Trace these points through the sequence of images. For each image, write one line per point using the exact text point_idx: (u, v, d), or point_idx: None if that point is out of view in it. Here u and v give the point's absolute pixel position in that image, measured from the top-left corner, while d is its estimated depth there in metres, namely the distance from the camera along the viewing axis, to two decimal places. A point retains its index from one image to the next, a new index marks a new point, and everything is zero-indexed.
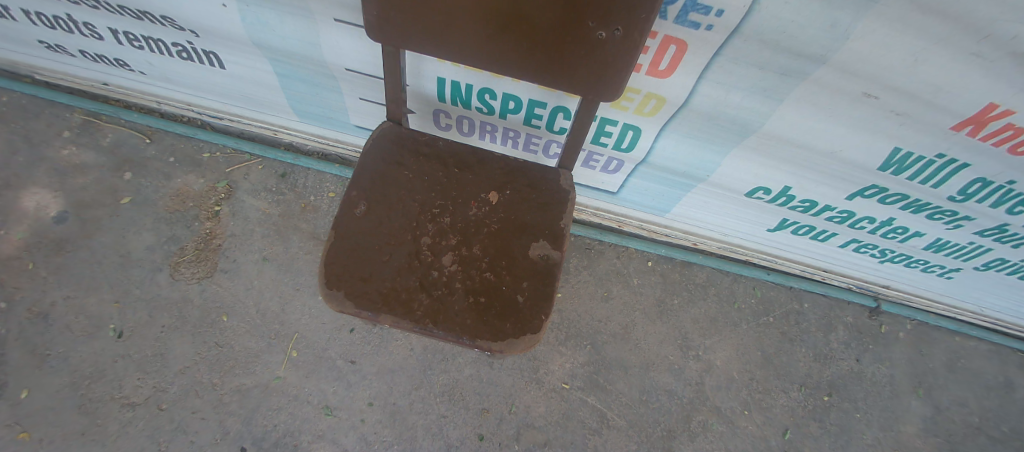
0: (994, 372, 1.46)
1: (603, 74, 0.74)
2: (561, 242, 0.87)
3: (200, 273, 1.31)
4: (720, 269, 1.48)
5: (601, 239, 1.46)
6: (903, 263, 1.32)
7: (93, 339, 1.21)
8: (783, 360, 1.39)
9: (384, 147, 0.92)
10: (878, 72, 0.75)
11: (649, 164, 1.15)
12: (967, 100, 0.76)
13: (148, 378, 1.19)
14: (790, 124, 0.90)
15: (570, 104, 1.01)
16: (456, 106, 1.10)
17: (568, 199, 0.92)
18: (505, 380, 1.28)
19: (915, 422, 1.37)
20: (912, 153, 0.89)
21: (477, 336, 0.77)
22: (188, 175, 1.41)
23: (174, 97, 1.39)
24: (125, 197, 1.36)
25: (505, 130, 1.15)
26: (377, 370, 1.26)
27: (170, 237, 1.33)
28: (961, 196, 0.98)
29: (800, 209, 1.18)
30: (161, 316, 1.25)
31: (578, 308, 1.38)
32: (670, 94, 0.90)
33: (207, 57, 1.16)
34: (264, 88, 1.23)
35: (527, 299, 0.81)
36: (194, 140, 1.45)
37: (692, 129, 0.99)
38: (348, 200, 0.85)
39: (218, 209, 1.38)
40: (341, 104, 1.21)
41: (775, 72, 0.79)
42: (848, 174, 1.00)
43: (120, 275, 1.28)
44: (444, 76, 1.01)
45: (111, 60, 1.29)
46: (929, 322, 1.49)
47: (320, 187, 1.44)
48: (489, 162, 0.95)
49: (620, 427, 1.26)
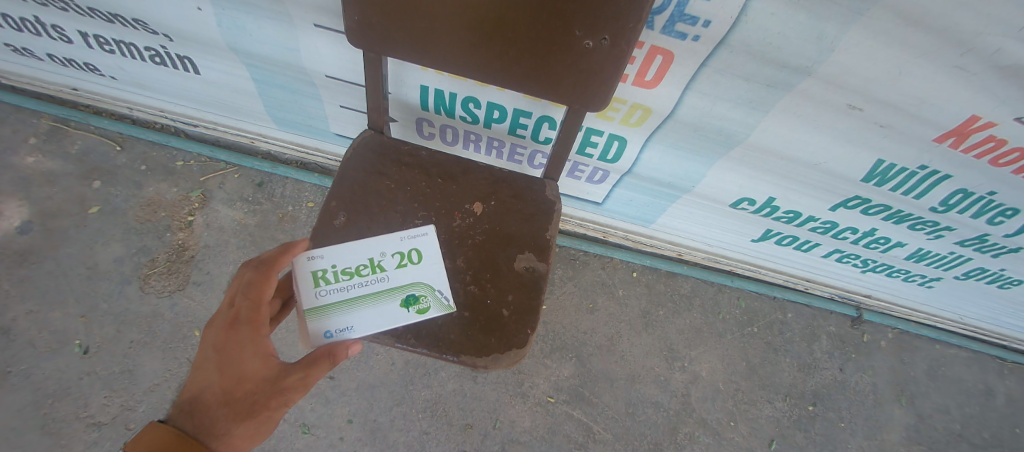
0: (974, 380, 1.48)
1: (590, 84, 0.73)
2: (547, 254, 0.85)
3: (172, 285, 1.25)
4: (706, 279, 1.48)
5: (586, 249, 1.45)
6: (885, 273, 1.33)
7: (57, 356, 1.15)
8: (768, 371, 1.39)
9: (365, 156, 0.89)
10: (862, 84, 0.75)
11: (635, 175, 1.14)
12: (950, 112, 0.76)
13: (116, 396, 1.14)
14: (774, 135, 0.90)
15: (555, 114, 0.99)
16: (439, 115, 1.08)
17: (554, 209, 0.90)
18: (489, 394, 1.25)
19: (899, 431, 1.37)
20: (895, 164, 0.90)
21: (460, 351, 0.74)
22: (161, 184, 1.36)
23: (146, 102, 1.34)
24: (93, 207, 1.31)
25: (489, 139, 1.13)
26: (356, 386, 1.21)
27: (140, 248, 1.28)
28: (942, 206, 0.99)
29: (784, 220, 1.18)
30: (129, 331, 1.20)
31: (563, 320, 1.36)
32: (657, 104, 0.89)
33: (181, 62, 1.12)
34: (241, 94, 1.19)
35: (513, 312, 0.79)
36: (167, 148, 1.40)
37: (678, 140, 0.98)
38: (326, 211, 0.82)
39: (192, 219, 1.33)
40: (320, 112, 1.18)
41: (760, 83, 0.79)
42: (831, 185, 1.00)
43: (87, 288, 1.22)
44: (427, 84, 0.99)
45: (80, 65, 1.24)
46: (910, 331, 1.51)
47: (299, 197, 1.40)
48: (474, 172, 0.92)
49: (607, 441, 1.24)
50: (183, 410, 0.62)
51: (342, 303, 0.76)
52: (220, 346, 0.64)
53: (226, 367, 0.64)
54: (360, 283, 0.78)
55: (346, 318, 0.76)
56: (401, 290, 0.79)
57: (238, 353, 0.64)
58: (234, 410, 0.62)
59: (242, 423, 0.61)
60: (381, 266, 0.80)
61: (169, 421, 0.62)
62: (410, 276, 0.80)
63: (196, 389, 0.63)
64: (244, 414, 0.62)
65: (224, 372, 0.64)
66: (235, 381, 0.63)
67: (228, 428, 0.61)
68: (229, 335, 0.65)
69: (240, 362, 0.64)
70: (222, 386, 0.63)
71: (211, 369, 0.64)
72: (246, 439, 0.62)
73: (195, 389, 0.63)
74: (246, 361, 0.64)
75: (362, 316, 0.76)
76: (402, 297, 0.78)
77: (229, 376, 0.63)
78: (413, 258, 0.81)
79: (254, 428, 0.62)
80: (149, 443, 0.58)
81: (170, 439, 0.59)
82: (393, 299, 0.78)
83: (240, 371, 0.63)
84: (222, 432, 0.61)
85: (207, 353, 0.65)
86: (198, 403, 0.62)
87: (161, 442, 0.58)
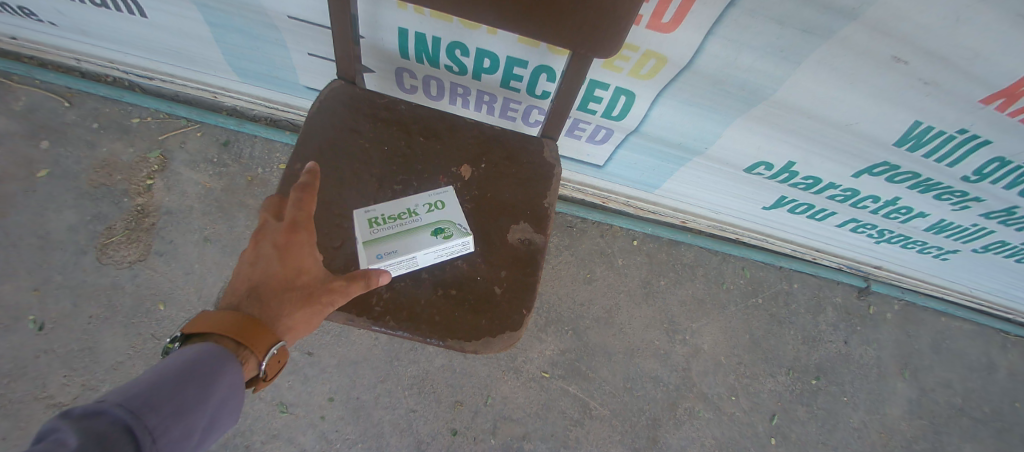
0: (977, 354, 1.44)
1: (598, 25, 0.61)
2: (545, 225, 0.76)
3: (133, 256, 1.15)
4: (710, 248, 1.40)
5: (584, 216, 1.36)
6: (900, 244, 1.26)
7: (10, 333, 1.06)
8: (771, 344, 1.34)
9: (334, 110, 0.77)
10: (913, 31, 0.64)
11: (641, 134, 1.03)
12: (1008, 67, 0.66)
13: (77, 375, 1.05)
14: (802, 90, 0.79)
15: (555, 63, 0.87)
16: (422, 64, 0.95)
17: (553, 174, 0.80)
18: (480, 370, 1.18)
19: (900, 405, 1.35)
20: (933, 127, 0.80)
21: (447, 335, 0.66)
22: (115, 143, 1.23)
23: (93, 52, 1.19)
24: (42, 170, 1.18)
25: (479, 93, 1.00)
26: (338, 362, 1.14)
27: (96, 215, 1.17)
28: (975, 175, 0.90)
29: (801, 187, 1.09)
30: (88, 306, 1.10)
31: (559, 292, 1.28)
32: (673, 53, 0.78)
33: (124, 3, 0.97)
34: (196, 40, 1.05)
35: (506, 291, 0.70)
36: (122, 104, 1.26)
37: (692, 96, 0.87)
38: (289, 174, 0.71)
39: (151, 183, 1.21)
40: (287, 60, 1.04)
41: (795, 28, 0.68)
42: (859, 150, 0.90)
43: (39, 260, 1.12)
44: (406, 27, 0.85)
45: (12, 8, 1.08)
46: (917, 303, 1.46)
47: (270, 158, 1.28)
48: (460, 129, 0.81)
49: (603, 417, 1.20)
50: (239, 295, 0.54)
51: (382, 238, 0.68)
52: (279, 244, 0.56)
53: (286, 262, 0.56)
54: (398, 224, 0.70)
55: (378, 251, 0.67)
56: (431, 225, 0.70)
57: (296, 249, 0.56)
58: (296, 299, 0.55)
59: (302, 310, 0.55)
60: (415, 211, 0.72)
61: (223, 306, 0.54)
62: (438, 215, 0.71)
63: (251, 277, 0.55)
64: (303, 301, 0.55)
65: (283, 263, 0.55)
66: (294, 275, 0.56)
67: (289, 315, 0.54)
68: (288, 234, 0.57)
69: (299, 257, 0.56)
70: (281, 276, 0.55)
71: (268, 259, 0.55)
72: (304, 327, 0.56)
73: (251, 279, 0.55)
74: (302, 259, 0.57)
75: (396, 248, 0.67)
76: (430, 230, 0.70)
77: (288, 270, 0.56)
78: (439, 206, 0.73)
79: (313, 316, 0.56)
80: (204, 322, 0.51)
81: (226, 319, 0.51)
82: (423, 232, 0.69)
83: (296, 266, 0.56)
84: (283, 316, 0.54)
85: (262, 247, 0.56)
86: (257, 290, 0.54)
87: (221, 323, 0.51)
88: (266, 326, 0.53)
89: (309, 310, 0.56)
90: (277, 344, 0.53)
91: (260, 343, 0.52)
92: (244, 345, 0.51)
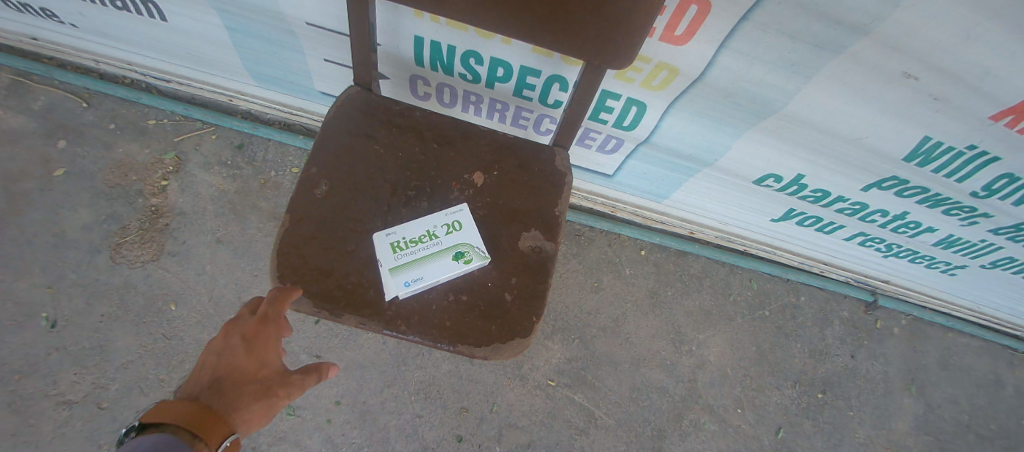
0: (985, 370, 1.43)
1: (612, 35, 0.62)
2: (556, 233, 0.76)
3: (146, 255, 1.16)
4: (717, 259, 1.40)
5: (592, 225, 1.37)
6: (908, 258, 1.25)
7: (23, 330, 1.07)
8: (777, 356, 1.33)
9: (350, 116, 0.78)
10: (924, 48, 0.65)
11: (651, 145, 1.04)
12: (1018, 84, 0.66)
13: (87, 373, 1.06)
14: (812, 104, 0.80)
15: (567, 73, 0.88)
16: (436, 72, 0.97)
17: (565, 182, 0.80)
18: (486, 377, 1.19)
19: (907, 421, 1.33)
20: (942, 142, 0.80)
21: (457, 340, 0.66)
22: (131, 144, 1.25)
23: (112, 54, 1.21)
24: (59, 169, 1.20)
25: (491, 101, 1.02)
26: (345, 365, 1.15)
27: (110, 215, 1.18)
28: (984, 191, 0.90)
29: (810, 200, 1.09)
30: (100, 304, 1.11)
31: (566, 300, 1.29)
32: (685, 65, 0.79)
33: (145, 7, 0.99)
34: (214, 44, 1.07)
35: (516, 298, 0.70)
36: (138, 105, 1.29)
37: (702, 107, 0.88)
38: (306, 178, 0.72)
39: (166, 184, 1.23)
40: (302, 66, 1.06)
41: (806, 43, 0.68)
42: (868, 164, 0.91)
43: (53, 258, 1.13)
44: (422, 35, 0.87)
45: (36, 11, 1.11)
46: (924, 318, 1.45)
47: (282, 162, 1.29)
48: (473, 137, 0.82)
49: (608, 427, 1.19)
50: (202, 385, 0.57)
51: (405, 263, 0.69)
52: (247, 337, 0.60)
53: (251, 353, 0.59)
54: (419, 249, 0.71)
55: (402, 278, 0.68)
56: (450, 249, 0.72)
57: (262, 342, 0.60)
58: (255, 391, 0.57)
59: (258, 403, 0.57)
60: (434, 233, 0.73)
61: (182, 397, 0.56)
62: (455, 238, 0.73)
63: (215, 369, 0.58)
64: (262, 393, 0.58)
65: (247, 355, 0.59)
66: (255, 367, 0.59)
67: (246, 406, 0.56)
68: (257, 328, 0.60)
69: (265, 349, 0.60)
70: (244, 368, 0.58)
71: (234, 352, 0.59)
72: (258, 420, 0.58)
73: (215, 370, 0.58)
74: (267, 352, 0.60)
75: (418, 274, 0.69)
76: (450, 254, 0.71)
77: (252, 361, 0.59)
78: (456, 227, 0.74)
79: (269, 410, 0.58)
80: (165, 411, 0.52)
81: (186, 409, 0.53)
82: (444, 257, 0.71)
83: (260, 359, 0.59)
84: (240, 408, 0.56)
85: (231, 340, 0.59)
86: (219, 380, 0.57)
87: (180, 413, 0.52)
88: (222, 417, 0.54)
89: (265, 402, 0.58)
90: (230, 435, 0.54)
91: (214, 435, 0.53)
92: (199, 434, 0.52)
